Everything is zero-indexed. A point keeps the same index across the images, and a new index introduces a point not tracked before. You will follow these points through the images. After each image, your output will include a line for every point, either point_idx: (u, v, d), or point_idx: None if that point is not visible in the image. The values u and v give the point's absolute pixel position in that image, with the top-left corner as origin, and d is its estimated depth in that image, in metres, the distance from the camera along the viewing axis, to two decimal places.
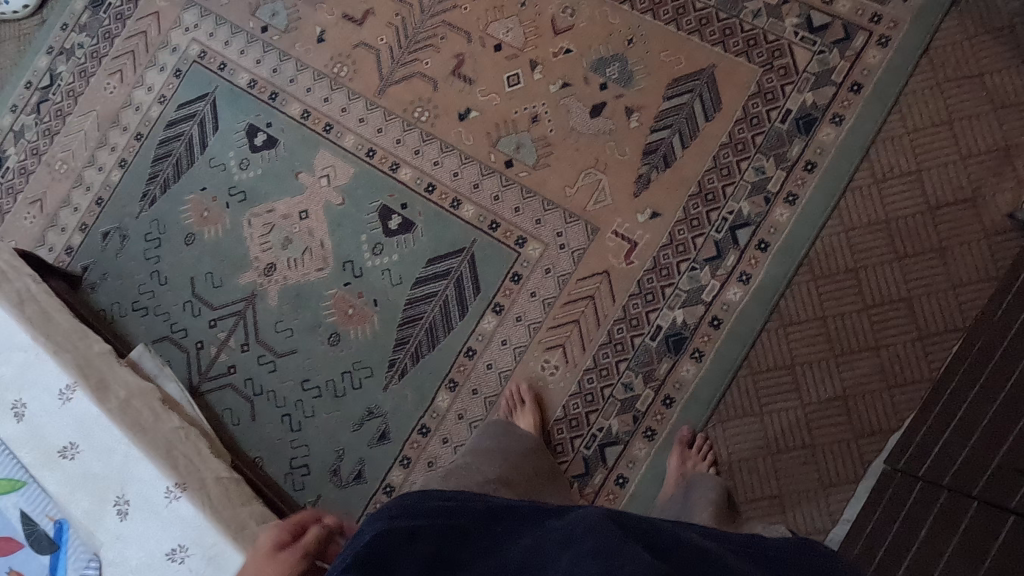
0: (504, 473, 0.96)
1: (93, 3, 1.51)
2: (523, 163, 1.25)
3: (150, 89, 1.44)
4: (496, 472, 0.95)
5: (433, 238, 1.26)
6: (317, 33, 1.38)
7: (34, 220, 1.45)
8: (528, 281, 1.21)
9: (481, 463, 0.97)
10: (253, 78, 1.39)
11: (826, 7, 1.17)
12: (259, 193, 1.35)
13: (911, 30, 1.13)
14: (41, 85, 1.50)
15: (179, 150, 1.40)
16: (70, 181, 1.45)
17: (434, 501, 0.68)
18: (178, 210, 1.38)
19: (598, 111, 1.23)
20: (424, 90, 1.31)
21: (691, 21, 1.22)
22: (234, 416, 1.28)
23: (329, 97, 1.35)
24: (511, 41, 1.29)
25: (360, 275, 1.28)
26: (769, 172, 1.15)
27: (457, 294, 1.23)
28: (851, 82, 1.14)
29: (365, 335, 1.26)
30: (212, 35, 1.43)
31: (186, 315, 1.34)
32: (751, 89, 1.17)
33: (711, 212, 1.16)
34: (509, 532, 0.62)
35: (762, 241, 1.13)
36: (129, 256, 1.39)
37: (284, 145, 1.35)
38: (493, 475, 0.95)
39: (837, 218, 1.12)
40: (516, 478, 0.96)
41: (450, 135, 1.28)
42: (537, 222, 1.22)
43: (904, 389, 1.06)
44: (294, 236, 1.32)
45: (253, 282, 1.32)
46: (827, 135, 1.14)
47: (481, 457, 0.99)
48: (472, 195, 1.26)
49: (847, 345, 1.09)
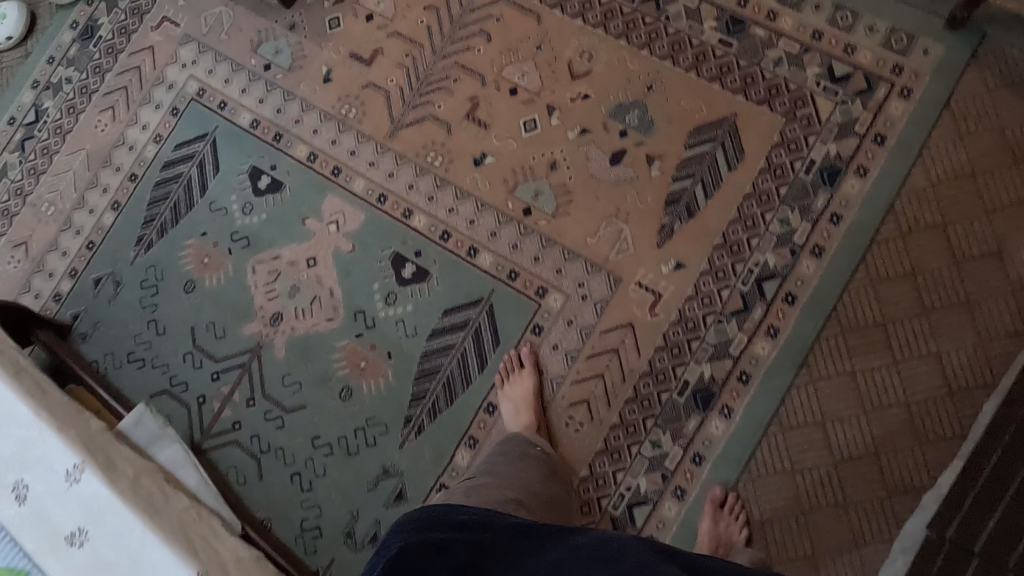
0: (524, 499, 0.92)
1: (82, 36, 1.44)
2: (542, 211, 1.21)
3: (145, 127, 1.38)
4: (517, 495, 0.91)
5: (449, 288, 1.22)
6: (323, 72, 1.33)
7: (18, 265, 1.37)
8: (549, 334, 1.18)
9: (503, 485, 0.92)
10: (256, 118, 1.34)
11: (848, 57, 1.16)
12: (264, 239, 1.29)
13: (933, 81, 1.13)
14: (26, 121, 1.42)
15: (177, 192, 1.34)
16: (57, 224, 1.37)
17: (460, 510, 0.79)
18: (176, 256, 1.32)
19: (618, 159, 1.20)
20: (437, 134, 1.27)
21: (712, 68, 1.20)
22: (240, 475, 1.22)
23: (336, 139, 1.30)
24: (527, 85, 1.25)
25: (372, 326, 1.23)
26: (794, 223, 1.14)
27: (476, 346, 1.19)
28: (874, 133, 1.14)
29: (378, 389, 1.21)
30: (211, 73, 1.37)
31: (186, 367, 1.27)
32: (774, 139, 1.16)
33: (737, 264, 1.14)
34: (534, 549, 0.72)
35: (789, 294, 1.12)
36: (123, 304, 1.32)
37: (290, 189, 1.30)
38: (512, 498, 0.90)
39: (864, 271, 1.11)
40: (535, 508, 0.92)
41: (466, 181, 1.25)
42: (557, 272, 1.19)
43: (935, 446, 1.06)
44: (302, 284, 1.27)
45: (259, 332, 1.26)
46: (852, 187, 1.13)
47: (502, 481, 0.94)
48: (489, 243, 1.22)
49: (877, 400, 1.08)
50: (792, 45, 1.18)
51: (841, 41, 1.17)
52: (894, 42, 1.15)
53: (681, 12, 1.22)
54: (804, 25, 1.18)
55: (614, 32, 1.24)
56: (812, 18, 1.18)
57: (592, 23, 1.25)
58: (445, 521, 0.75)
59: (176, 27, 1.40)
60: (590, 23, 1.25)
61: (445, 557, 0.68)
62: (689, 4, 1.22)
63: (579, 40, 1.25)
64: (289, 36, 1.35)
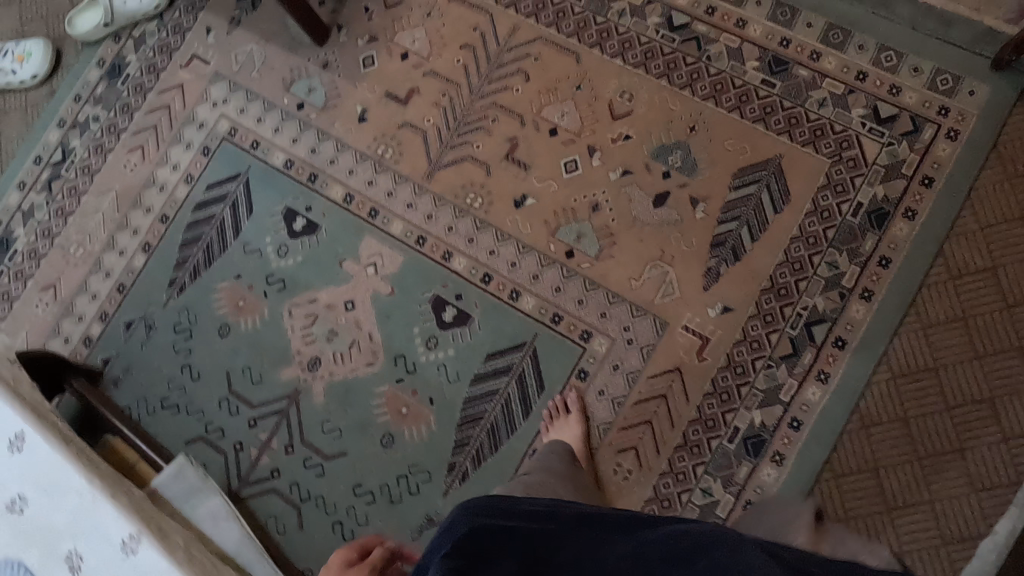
0: (578, 498, 0.96)
1: (109, 74, 1.42)
2: (585, 253, 1.20)
3: (175, 167, 1.36)
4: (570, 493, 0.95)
5: (491, 331, 1.20)
6: (358, 111, 1.32)
7: (47, 308, 1.34)
8: (595, 379, 1.16)
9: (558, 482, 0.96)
10: (289, 158, 1.32)
11: (893, 98, 1.16)
12: (300, 282, 1.27)
13: (980, 123, 1.13)
14: (52, 161, 1.40)
15: (210, 234, 1.32)
16: (87, 266, 1.35)
17: (514, 501, 0.72)
18: (210, 299, 1.29)
19: (662, 201, 1.19)
20: (476, 176, 1.26)
21: (755, 109, 1.19)
22: (280, 524, 1.20)
23: (373, 180, 1.29)
24: (567, 126, 1.25)
25: (413, 372, 1.21)
26: (842, 267, 1.13)
27: (520, 391, 1.18)
28: (921, 175, 1.13)
29: (421, 436, 1.19)
30: (243, 111, 1.36)
31: (222, 414, 1.25)
32: (820, 181, 1.15)
33: (786, 307, 1.13)
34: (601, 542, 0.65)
35: (839, 338, 1.11)
36: (156, 348, 1.29)
37: (326, 231, 1.28)
38: (570, 496, 0.94)
39: (915, 315, 1.10)
40: None
41: (506, 222, 1.23)
42: (602, 315, 1.18)
43: (992, 492, 1.04)
44: (340, 328, 1.25)
45: (296, 377, 1.24)
46: (901, 230, 1.12)
47: (552, 477, 0.98)
48: (531, 285, 1.20)
49: (931, 447, 1.07)
50: (836, 86, 1.17)
51: (885, 82, 1.16)
52: (940, 83, 1.15)
53: (722, 52, 1.22)
54: (847, 66, 1.18)
55: (654, 72, 1.23)
56: (856, 58, 1.18)
57: (632, 62, 1.24)
58: (504, 512, 0.67)
59: (206, 65, 1.39)
60: (629, 63, 1.24)
61: (510, 546, 0.61)
62: (730, 43, 1.22)
63: (618, 79, 1.24)
64: (323, 74, 1.34)
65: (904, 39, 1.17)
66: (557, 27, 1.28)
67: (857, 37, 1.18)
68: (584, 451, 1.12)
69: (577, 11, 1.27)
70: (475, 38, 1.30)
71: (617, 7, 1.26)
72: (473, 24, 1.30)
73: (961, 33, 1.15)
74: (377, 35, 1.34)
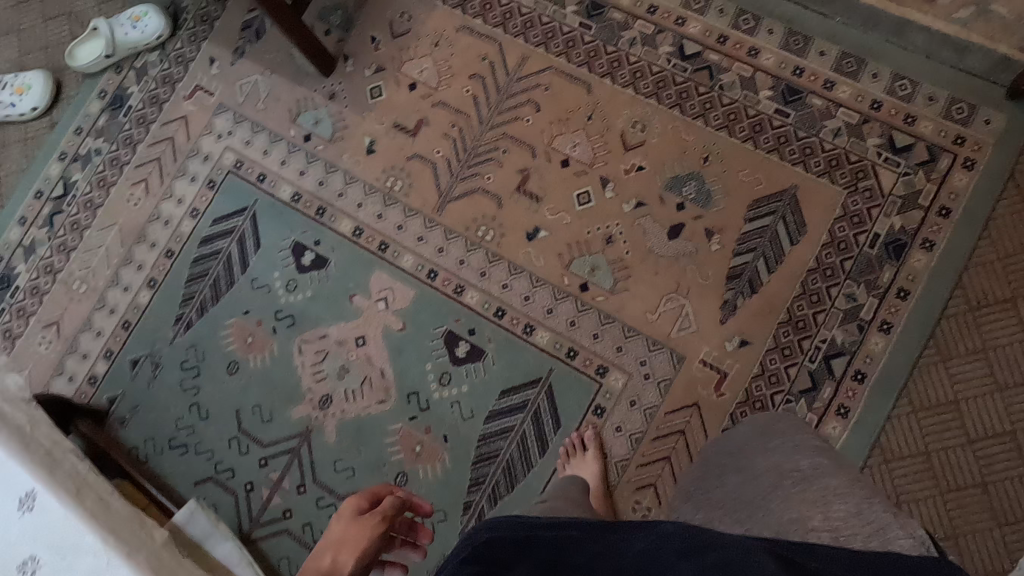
0: None
1: (111, 105, 1.40)
2: (599, 286, 1.19)
3: (180, 201, 1.34)
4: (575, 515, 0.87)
5: (506, 367, 1.18)
6: (366, 143, 1.30)
7: (51, 345, 1.32)
8: (612, 415, 1.15)
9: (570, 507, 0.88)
10: (297, 191, 1.30)
11: (909, 127, 1.15)
12: (310, 318, 1.25)
13: (997, 152, 1.12)
14: (54, 195, 1.38)
15: (217, 269, 1.30)
16: (90, 302, 1.32)
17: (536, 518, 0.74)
18: (218, 336, 1.27)
19: (676, 233, 1.18)
20: (487, 208, 1.24)
21: (769, 139, 1.18)
22: (293, 566, 1.17)
23: (382, 213, 1.27)
24: (579, 157, 1.23)
25: (426, 409, 1.19)
26: (860, 298, 1.11)
27: (535, 428, 1.16)
28: (939, 205, 1.12)
29: (435, 475, 1.17)
30: (248, 144, 1.34)
31: (232, 453, 1.23)
32: (837, 212, 1.14)
33: (804, 340, 1.12)
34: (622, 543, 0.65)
35: (859, 371, 1.10)
36: (162, 386, 1.27)
37: (335, 265, 1.26)
38: None
39: (934, 347, 1.09)
40: None
41: (519, 256, 1.22)
42: (618, 349, 1.16)
43: (1016, 527, 1.03)
44: (351, 364, 1.23)
45: (308, 416, 1.22)
46: (919, 261, 1.11)
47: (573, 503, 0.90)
48: (545, 320, 1.19)
49: (953, 481, 1.06)
50: (851, 115, 1.16)
51: (900, 111, 1.15)
52: (955, 112, 1.14)
53: (735, 81, 1.21)
54: (861, 94, 1.17)
55: (666, 101, 1.22)
56: (870, 87, 1.17)
57: (644, 92, 1.23)
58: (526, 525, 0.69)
59: (211, 96, 1.37)
60: (641, 93, 1.23)
61: (526, 556, 0.62)
62: (742, 73, 1.21)
63: (630, 109, 1.23)
64: (329, 105, 1.32)
65: (919, 68, 1.16)
66: (567, 57, 1.26)
67: (871, 65, 1.17)
68: (602, 490, 1.10)
69: (587, 40, 1.26)
70: (484, 68, 1.29)
71: (628, 36, 1.25)
72: (482, 54, 1.29)
73: (976, 61, 1.14)
74: (384, 65, 1.32)
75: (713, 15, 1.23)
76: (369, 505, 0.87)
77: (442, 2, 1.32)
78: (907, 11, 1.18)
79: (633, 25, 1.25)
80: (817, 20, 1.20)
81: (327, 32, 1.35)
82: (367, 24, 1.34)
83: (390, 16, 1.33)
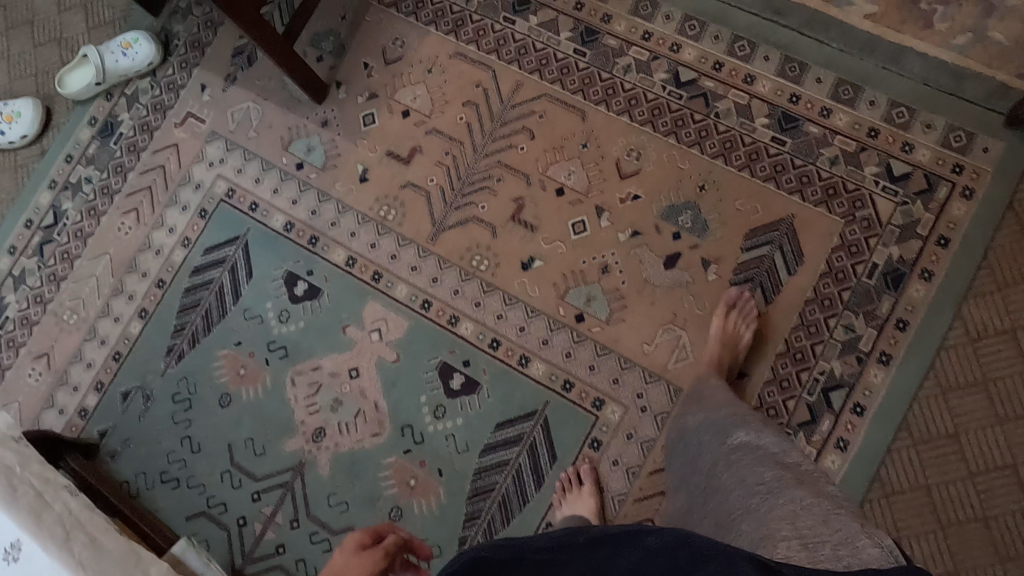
0: None
1: (101, 132, 1.38)
2: (595, 317, 1.17)
3: (171, 230, 1.32)
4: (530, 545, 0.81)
5: (501, 400, 1.17)
6: (359, 171, 1.29)
7: (40, 378, 1.30)
8: (608, 448, 1.13)
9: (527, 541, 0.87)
10: (289, 220, 1.29)
11: (907, 155, 1.13)
12: (303, 349, 1.24)
13: (997, 180, 1.10)
14: (44, 224, 1.36)
15: (209, 300, 1.28)
16: (81, 333, 1.31)
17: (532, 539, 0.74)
18: (210, 367, 1.26)
19: (672, 263, 1.17)
20: (481, 237, 1.23)
21: (766, 167, 1.17)
22: None
23: (376, 243, 1.26)
24: (574, 185, 1.22)
25: (421, 442, 1.18)
26: (859, 330, 1.10)
27: (531, 462, 1.14)
28: (937, 235, 1.11)
29: (430, 509, 1.15)
30: (240, 172, 1.32)
31: (224, 487, 1.21)
32: (834, 241, 1.13)
33: (802, 373, 1.10)
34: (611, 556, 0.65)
35: (857, 404, 1.08)
36: (154, 419, 1.26)
37: (328, 296, 1.25)
38: None
39: (934, 379, 1.08)
40: None
41: (514, 286, 1.20)
42: (614, 381, 1.15)
43: (1017, 563, 1.02)
44: (345, 397, 1.21)
45: (301, 449, 1.21)
46: (917, 292, 1.10)
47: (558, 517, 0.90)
48: (541, 351, 1.17)
49: (954, 516, 1.04)
50: (848, 143, 1.15)
51: (897, 139, 1.14)
52: (953, 140, 1.12)
53: (731, 108, 1.19)
54: (858, 122, 1.15)
55: (662, 129, 1.21)
56: (867, 115, 1.15)
57: (639, 119, 1.22)
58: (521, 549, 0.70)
59: (202, 124, 1.35)
60: (637, 120, 1.22)
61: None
62: (738, 100, 1.19)
63: (625, 137, 1.22)
64: (322, 133, 1.31)
65: (916, 95, 1.15)
66: (562, 84, 1.25)
67: (868, 92, 1.16)
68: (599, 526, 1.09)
69: (581, 67, 1.25)
70: (478, 95, 1.27)
71: (623, 63, 1.24)
72: (475, 80, 1.28)
73: (975, 88, 1.13)
74: (377, 92, 1.31)
75: (709, 41, 1.22)
76: (372, 541, 0.82)
77: (435, 28, 1.31)
78: (904, 38, 1.16)
79: (628, 51, 1.24)
80: (814, 46, 1.19)
81: (319, 58, 1.34)
82: (360, 50, 1.33)
83: (382, 42, 1.32)
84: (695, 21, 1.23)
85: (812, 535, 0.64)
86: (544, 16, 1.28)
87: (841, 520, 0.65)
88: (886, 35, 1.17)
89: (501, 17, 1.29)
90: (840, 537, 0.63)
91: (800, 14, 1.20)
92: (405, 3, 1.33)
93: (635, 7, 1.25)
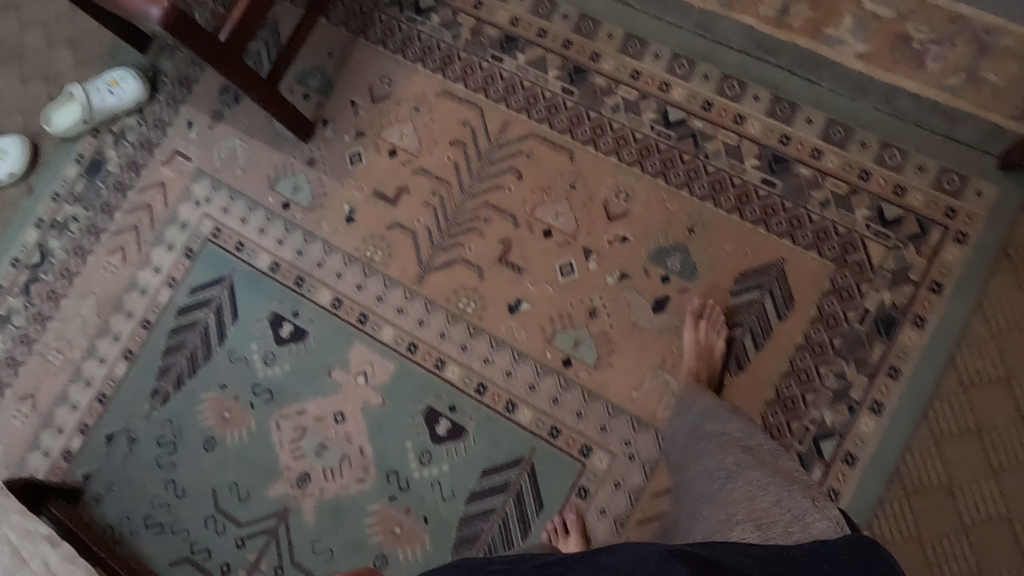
0: None
1: (88, 170, 1.38)
2: (583, 362, 1.16)
3: (157, 270, 1.32)
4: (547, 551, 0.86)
5: (487, 446, 1.15)
6: (346, 211, 1.27)
7: (25, 420, 1.29)
8: (596, 497, 1.11)
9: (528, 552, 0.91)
10: (275, 261, 1.28)
11: (898, 198, 1.11)
12: (288, 393, 1.23)
13: (990, 225, 1.08)
14: (30, 263, 1.35)
15: (194, 341, 1.27)
16: (66, 374, 1.30)
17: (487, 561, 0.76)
18: (195, 410, 1.25)
19: (661, 307, 1.15)
20: (468, 279, 1.22)
21: (755, 210, 1.15)
22: None
23: (362, 284, 1.25)
24: (562, 227, 1.20)
25: (406, 488, 1.16)
26: (850, 377, 1.08)
27: (518, 510, 1.12)
28: (930, 280, 1.09)
29: (415, 558, 1.14)
30: (226, 211, 1.31)
31: (208, 533, 1.20)
32: (825, 287, 1.11)
33: (792, 422, 1.09)
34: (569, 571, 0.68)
35: (849, 454, 1.06)
36: (138, 463, 1.25)
37: (314, 338, 1.24)
38: None
39: (926, 428, 1.06)
40: None
41: (501, 329, 1.19)
42: (602, 428, 1.13)
43: None
44: (330, 441, 1.20)
45: (286, 495, 1.19)
46: (910, 339, 1.08)
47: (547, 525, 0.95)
48: (527, 397, 1.16)
49: (948, 570, 1.02)
50: (839, 185, 1.13)
51: (890, 181, 1.12)
52: (946, 183, 1.10)
53: (720, 149, 1.18)
54: (850, 163, 1.13)
55: (651, 169, 1.19)
56: (859, 156, 1.13)
57: (627, 160, 1.20)
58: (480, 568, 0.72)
59: (189, 162, 1.35)
60: (625, 160, 1.20)
61: None
62: (728, 140, 1.18)
63: (614, 178, 1.20)
64: (309, 172, 1.30)
65: (909, 136, 1.13)
66: (550, 123, 1.24)
67: (859, 133, 1.14)
68: None
69: (569, 106, 1.24)
70: (465, 134, 1.26)
71: (611, 102, 1.22)
72: (463, 119, 1.27)
73: (968, 130, 1.11)
74: (364, 131, 1.30)
75: (698, 80, 1.20)
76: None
77: (422, 65, 1.30)
78: (896, 78, 1.15)
79: (616, 90, 1.22)
80: (804, 86, 1.17)
81: (306, 96, 1.33)
82: (347, 87, 1.32)
83: (370, 80, 1.31)
84: (684, 60, 1.21)
85: (766, 516, 0.77)
86: (532, 54, 1.26)
87: (794, 499, 0.77)
88: (878, 74, 1.15)
89: (488, 56, 1.28)
90: (791, 516, 0.75)
91: (791, 53, 1.18)
92: (392, 41, 1.32)
93: (624, 45, 1.23)
